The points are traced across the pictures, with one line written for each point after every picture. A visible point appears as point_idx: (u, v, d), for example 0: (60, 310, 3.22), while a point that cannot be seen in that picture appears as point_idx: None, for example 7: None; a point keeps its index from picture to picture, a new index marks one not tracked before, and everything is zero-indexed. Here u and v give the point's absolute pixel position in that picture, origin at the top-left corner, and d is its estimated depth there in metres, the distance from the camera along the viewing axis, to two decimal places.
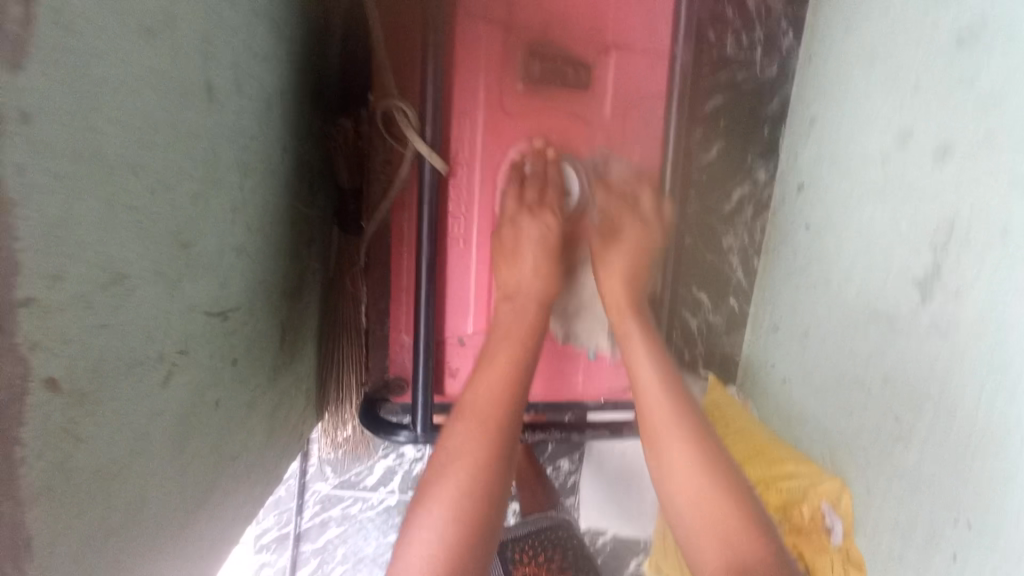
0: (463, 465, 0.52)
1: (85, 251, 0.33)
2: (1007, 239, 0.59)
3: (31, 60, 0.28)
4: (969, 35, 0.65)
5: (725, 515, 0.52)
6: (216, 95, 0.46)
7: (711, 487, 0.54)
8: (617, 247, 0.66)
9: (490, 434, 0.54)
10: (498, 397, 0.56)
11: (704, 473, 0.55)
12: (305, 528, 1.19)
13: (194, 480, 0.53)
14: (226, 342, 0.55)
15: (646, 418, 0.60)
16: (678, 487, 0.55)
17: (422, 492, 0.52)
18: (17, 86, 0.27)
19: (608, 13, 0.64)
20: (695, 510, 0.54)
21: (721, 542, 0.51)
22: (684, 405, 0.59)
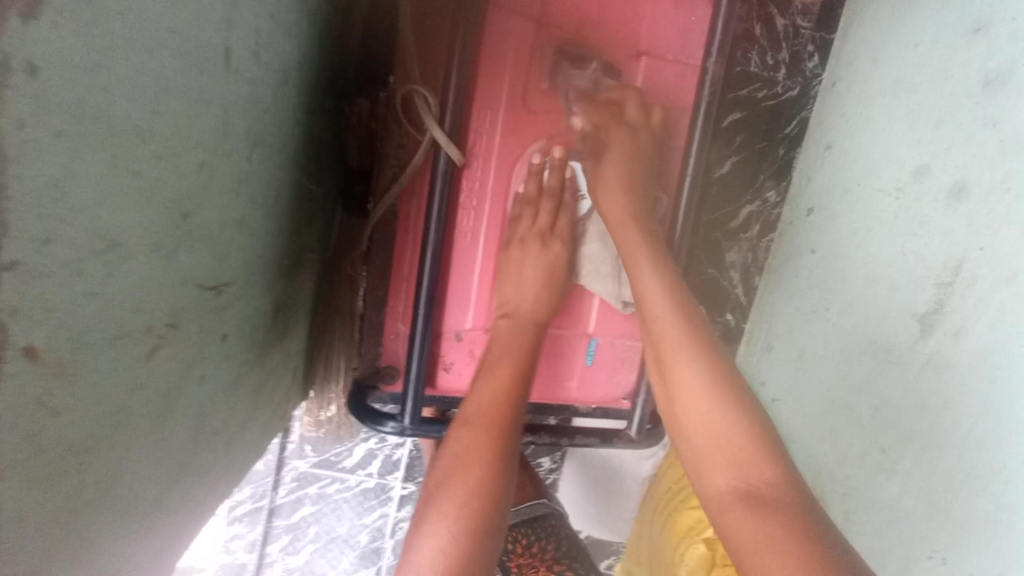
0: (468, 469, 0.54)
1: (79, 217, 0.31)
2: (1014, 285, 0.59)
3: (45, 9, 0.25)
4: (995, 79, 0.64)
5: (739, 444, 0.53)
6: (233, 60, 0.44)
7: (725, 415, 0.55)
8: (610, 157, 0.63)
9: (494, 439, 0.57)
10: (501, 401, 0.59)
11: (716, 401, 0.55)
12: (279, 504, 1.19)
13: (170, 454, 0.52)
14: (217, 316, 0.53)
15: (657, 344, 0.60)
16: (690, 415, 0.56)
17: (431, 497, 0.54)
18: (25, 36, 0.25)
19: (644, 19, 0.62)
20: (709, 437, 0.55)
21: (734, 467, 0.52)
22: (693, 331, 0.59)
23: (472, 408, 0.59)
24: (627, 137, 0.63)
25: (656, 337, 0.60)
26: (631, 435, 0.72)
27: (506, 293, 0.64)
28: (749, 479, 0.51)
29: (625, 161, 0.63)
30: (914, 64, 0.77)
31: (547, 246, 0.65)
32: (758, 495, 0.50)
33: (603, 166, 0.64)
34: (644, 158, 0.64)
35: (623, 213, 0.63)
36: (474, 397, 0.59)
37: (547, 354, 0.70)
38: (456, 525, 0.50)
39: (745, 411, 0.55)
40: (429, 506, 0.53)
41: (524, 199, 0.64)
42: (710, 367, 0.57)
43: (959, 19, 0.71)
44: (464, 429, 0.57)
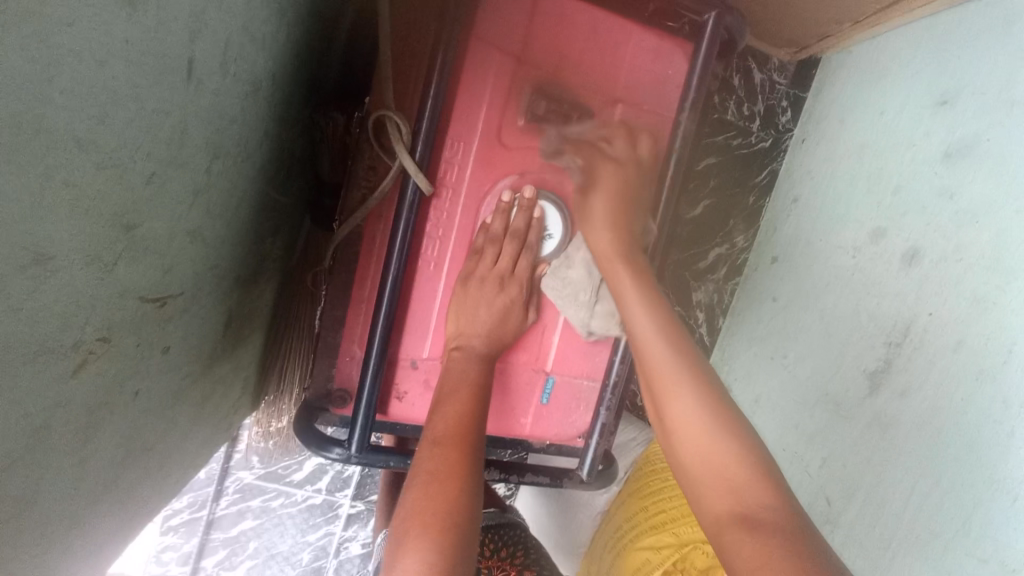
0: (435, 488, 0.52)
1: (5, 230, 0.29)
2: (959, 351, 0.61)
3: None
4: (956, 153, 0.67)
5: (737, 470, 0.50)
6: (195, 71, 0.43)
7: (719, 439, 0.52)
8: (598, 191, 0.63)
9: (460, 459, 0.55)
10: (466, 420, 0.58)
11: (709, 424, 0.53)
12: (218, 517, 1.13)
13: (97, 468, 0.49)
14: (160, 328, 0.51)
15: (648, 372, 0.58)
16: (684, 442, 0.53)
17: (401, 528, 0.50)
18: None
19: (623, 67, 0.64)
20: (705, 463, 0.51)
21: (731, 497, 0.48)
22: (688, 358, 0.57)
23: (438, 430, 0.57)
24: (614, 169, 0.64)
25: (649, 367, 0.58)
26: (582, 476, 0.71)
27: (462, 323, 0.63)
28: (749, 507, 0.47)
29: (614, 195, 0.63)
30: (877, 130, 0.80)
31: (505, 288, 0.63)
32: (760, 525, 0.45)
33: (590, 199, 0.64)
34: (633, 189, 0.64)
35: (611, 243, 0.62)
36: (438, 418, 0.57)
37: (502, 389, 0.69)
38: (434, 551, 0.47)
39: (740, 433, 0.52)
40: (403, 535, 0.49)
41: (489, 235, 0.63)
42: (706, 390, 0.55)
43: (923, 93, 0.74)
44: (430, 450, 0.55)
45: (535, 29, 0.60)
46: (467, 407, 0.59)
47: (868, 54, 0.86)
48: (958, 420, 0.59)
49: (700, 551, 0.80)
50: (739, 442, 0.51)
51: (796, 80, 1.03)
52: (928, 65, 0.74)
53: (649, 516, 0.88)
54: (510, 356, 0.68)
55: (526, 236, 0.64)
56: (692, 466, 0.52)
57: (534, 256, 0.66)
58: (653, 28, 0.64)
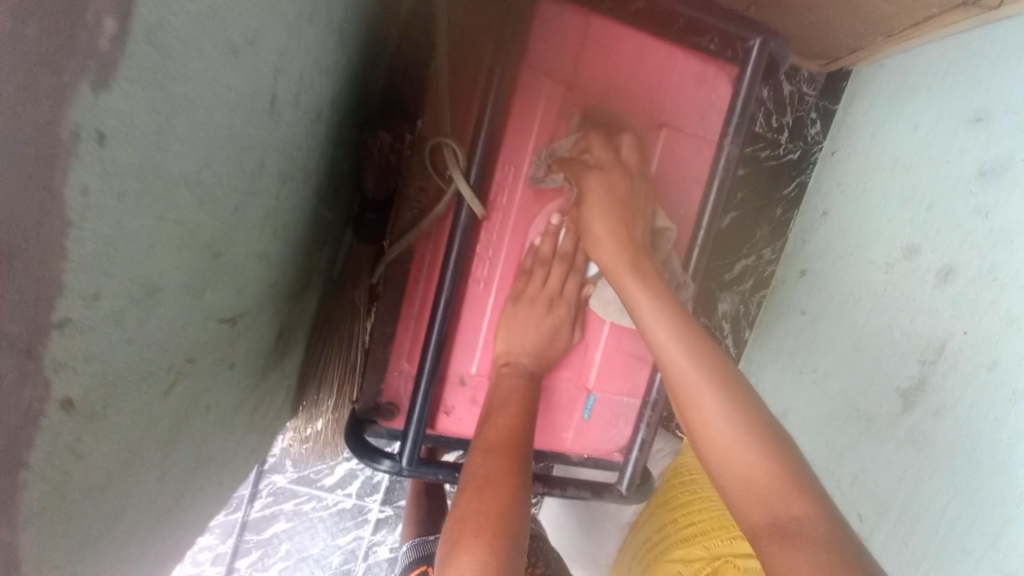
0: (488, 494, 0.54)
1: (128, 269, 0.31)
2: (996, 370, 0.61)
3: (118, 79, 0.24)
4: (991, 171, 0.68)
5: (767, 476, 0.50)
6: (276, 105, 0.45)
7: (747, 444, 0.51)
8: (591, 201, 0.61)
9: (510, 467, 0.57)
10: (516, 432, 0.61)
11: (734, 429, 0.52)
12: (252, 519, 1.16)
13: (171, 479, 0.51)
14: (229, 345, 0.54)
15: (668, 377, 0.57)
16: (710, 448, 0.53)
17: (455, 531, 0.52)
18: (98, 105, 0.24)
19: (669, 93, 0.66)
20: (733, 470, 0.51)
21: (761, 503, 0.49)
22: (705, 358, 0.56)
23: (489, 439, 0.60)
24: (599, 177, 0.62)
25: (668, 370, 0.57)
26: (622, 490, 0.73)
27: (510, 341, 0.66)
28: (780, 513, 0.48)
29: (605, 205, 0.61)
30: (910, 146, 0.81)
31: (553, 308, 0.66)
32: (792, 533, 0.46)
33: (584, 213, 0.62)
34: (623, 193, 0.62)
35: (615, 247, 0.61)
36: (489, 429, 0.61)
37: (545, 404, 0.71)
38: (487, 550, 0.49)
39: (767, 434, 0.52)
40: (456, 537, 0.51)
41: (539, 257, 0.65)
42: (730, 393, 0.54)
43: (958, 110, 0.74)
44: (480, 458, 0.58)
45: (584, 57, 0.62)
46: (518, 419, 0.62)
47: (904, 68, 0.85)
48: (997, 441, 0.59)
49: (729, 565, 0.78)
50: (766, 444, 0.51)
51: (826, 93, 1.03)
52: (960, 85, 0.75)
53: (682, 527, 0.89)
54: (554, 373, 0.70)
55: (573, 259, 0.66)
56: (718, 471, 0.52)
57: (581, 277, 0.68)
58: (697, 54, 0.65)
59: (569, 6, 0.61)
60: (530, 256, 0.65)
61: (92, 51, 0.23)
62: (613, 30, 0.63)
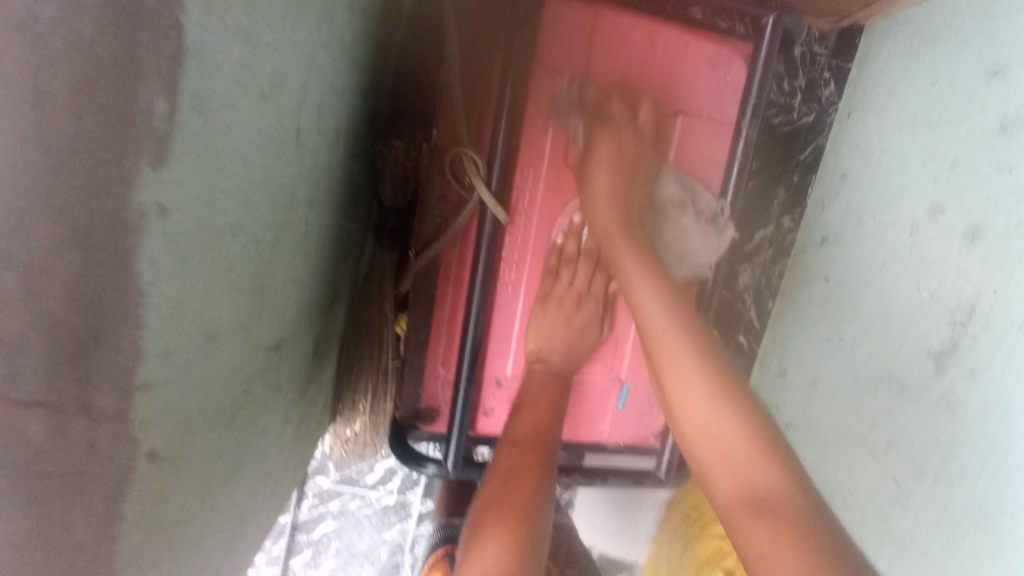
0: (512, 483, 0.58)
1: (191, 323, 0.32)
2: None
3: (174, 156, 0.25)
4: (1013, 123, 0.66)
5: (741, 446, 0.53)
6: (301, 138, 0.45)
7: (723, 418, 0.55)
8: (599, 159, 0.63)
9: (535, 464, 0.60)
10: (543, 429, 0.63)
11: (714, 401, 0.56)
12: (302, 520, 1.18)
13: (236, 502, 0.54)
14: (275, 370, 0.56)
15: (651, 346, 0.60)
16: (691, 418, 0.56)
17: (479, 518, 0.55)
18: (158, 182, 0.25)
19: (681, 79, 0.65)
20: (711, 440, 0.55)
21: (737, 471, 0.52)
22: (689, 332, 0.60)
23: (517, 432, 0.63)
24: (612, 134, 0.64)
25: (652, 341, 0.60)
26: (661, 475, 0.75)
27: (540, 339, 0.68)
28: (752, 482, 0.51)
29: (610, 165, 0.63)
30: (931, 103, 0.78)
31: (582, 305, 0.70)
32: (764, 503, 0.49)
33: (589, 174, 0.63)
34: (630, 157, 0.64)
35: (613, 215, 0.63)
36: (517, 423, 0.63)
37: (580, 398, 0.72)
38: (511, 534, 0.52)
39: (742, 408, 0.56)
40: (481, 523, 0.54)
41: (565, 259, 0.69)
42: (709, 366, 0.58)
43: (976, 61, 0.72)
44: (507, 452, 0.61)
45: (595, 53, 0.62)
46: (547, 414, 0.64)
47: (922, 20, 0.82)
48: None
49: None
50: (743, 416, 0.55)
51: (838, 51, 0.97)
52: (976, 36, 0.72)
53: None
54: (586, 367, 0.71)
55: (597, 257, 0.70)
56: (697, 441, 0.56)
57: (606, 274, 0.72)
58: (710, 37, 0.64)
59: (576, 1, 0.60)
60: (554, 257, 0.68)
61: (149, 133, 0.24)
62: (622, 22, 0.62)
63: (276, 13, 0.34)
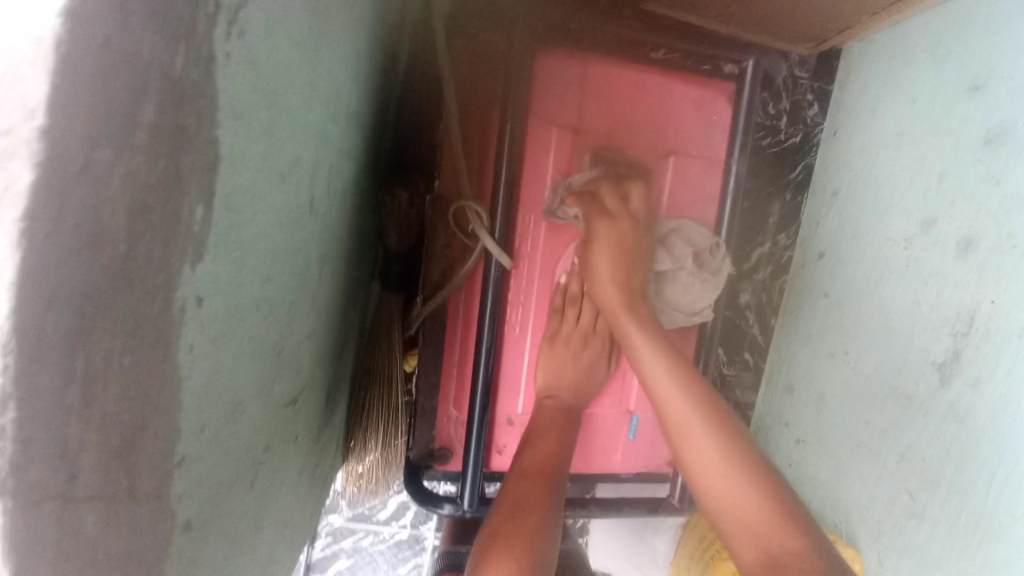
0: (520, 511, 0.58)
1: (221, 395, 0.34)
2: None
3: (208, 251, 0.28)
4: (995, 137, 0.69)
5: (754, 506, 0.55)
6: (314, 204, 0.48)
7: (736, 480, 0.57)
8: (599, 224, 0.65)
9: (546, 495, 0.61)
10: (553, 462, 0.64)
11: (729, 470, 0.57)
12: (315, 560, 1.17)
13: (259, 555, 0.55)
14: (292, 422, 0.57)
15: (664, 414, 0.62)
16: (704, 481, 0.58)
17: (487, 543, 0.55)
18: (196, 276, 0.27)
19: (672, 122, 0.68)
20: (724, 501, 0.56)
21: (750, 532, 0.54)
22: (697, 397, 0.62)
23: (526, 465, 0.63)
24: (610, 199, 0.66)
25: (663, 411, 0.62)
26: (675, 502, 0.75)
27: (549, 377, 0.69)
28: (768, 543, 0.52)
29: (613, 230, 0.66)
30: (914, 120, 0.81)
31: (589, 342, 0.71)
32: (780, 562, 0.50)
33: (591, 248, 0.66)
34: (630, 230, 0.67)
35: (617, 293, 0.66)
36: (527, 456, 0.64)
37: (591, 430, 0.73)
38: (517, 564, 0.52)
39: (752, 470, 0.57)
40: (489, 549, 0.54)
41: (570, 299, 0.71)
42: (718, 430, 0.60)
43: (954, 78, 0.76)
44: (518, 482, 0.61)
45: (587, 101, 0.65)
46: (555, 450, 0.65)
47: (896, 41, 0.86)
48: None
49: None
50: (753, 476, 0.57)
51: (819, 74, 1.01)
52: (954, 54, 0.76)
53: None
54: (596, 399, 0.73)
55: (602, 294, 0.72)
56: (713, 503, 0.57)
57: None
58: (695, 80, 0.68)
59: (567, 57, 0.64)
60: (559, 297, 0.70)
61: (189, 236, 0.26)
62: (611, 72, 0.65)
63: (293, 102, 0.37)
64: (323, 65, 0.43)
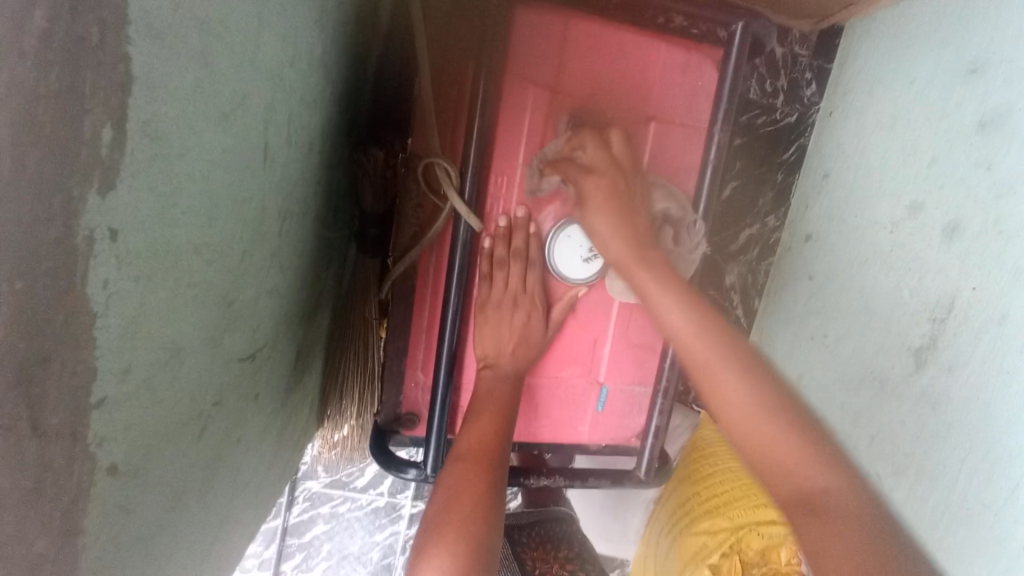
0: (458, 498, 0.57)
1: (151, 339, 0.33)
2: (1004, 325, 0.61)
3: (123, 178, 0.26)
4: (992, 119, 0.65)
5: (795, 448, 0.56)
6: (270, 152, 0.46)
7: (775, 425, 0.57)
8: (594, 193, 0.63)
9: (483, 474, 0.60)
10: (491, 438, 0.62)
11: (763, 413, 0.58)
12: (293, 524, 1.17)
13: (212, 510, 0.54)
14: (251, 379, 0.56)
15: (693, 367, 0.61)
16: (742, 428, 0.58)
17: (427, 535, 0.55)
18: (109, 206, 0.25)
19: (654, 85, 0.66)
20: (761, 447, 0.57)
21: (786, 473, 0.55)
22: (724, 343, 0.61)
23: (462, 447, 0.62)
24: (605, 166, 0.64)
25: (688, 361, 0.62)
26: (640, 476, 0.76)
27: (486, 346, 0.68)
28: (802, 486, 0.54)
29: (607, 192, 0.64)
30: (909, 99, 0.78)
31: (520, 307, 0.67)
32: (816, 506, 0.52)
33: (588, 210, 0.64)
34: (625, 188, 0.64)
35: (626, 250, 0.63)
36: (465, 437, 0.62)
37: (559, 401, 0.73)
38: (453, 555, 0.52)
39: (784, 415, 0.57)
40: (426, 542, 0.54)
41: (498, 263, 0.66)
42: (748, 376, 0.60)
43: (955, 56, 0.71)
44: (452, 466, 0.60)
45: (566, 60, 0.63)
46: (507, 415, 0.65)
47: (898, 20, 0.82)
48: (1008, 394, 0.60)
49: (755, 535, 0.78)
50: (787, 422, 0.57)
51: (820, 52, 0.96)
52: (957, 29, 0.72)
53: (704, 500, 0.88)
54: (564, 369, 0.72)
55: (528, 254, 0.66)
56: (750, 450, 0.57)
57: (544, 271, 0.68)
58: (682, 43, 0.66)
59: (546, 11, 0.61)
60: (485, 262, 0.67)
61: (96, 161, 0.24)
62: (593, 30, 0.63)
63: (232, 35, 0.34)
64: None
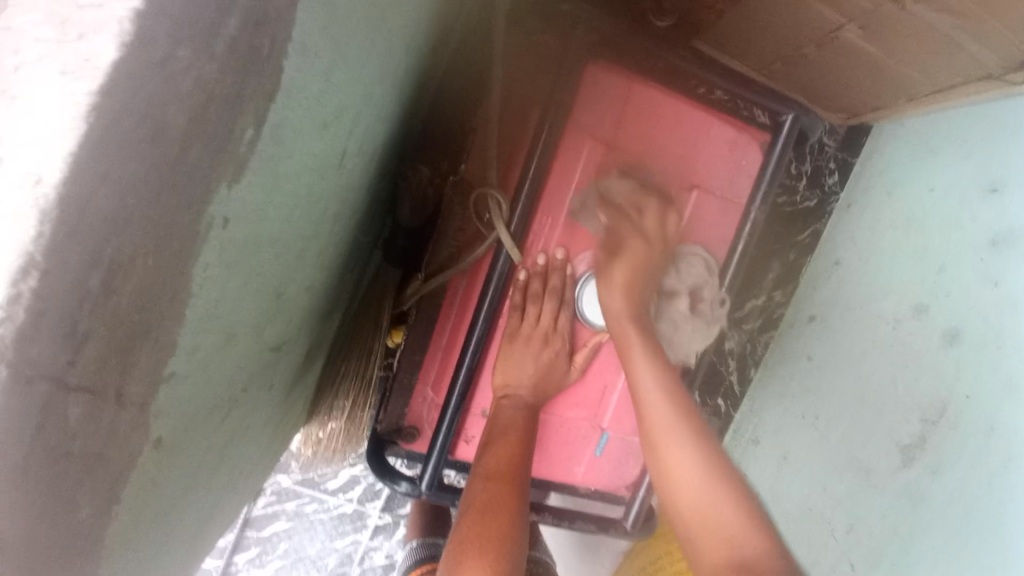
0: (490, 518, 0.59)
1: (220, 323, 0.34)
2: (992, 437, 0.63)
3: (244, 176, 0.27)
4: (1002, 240, 0.69)
5: (736, 524, 0.62)
6: (345, 157, 0.48)
7: (713, 492, 0.64)
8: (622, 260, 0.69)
9: (511, 495, 0.61)
10: (516, 461, 0.63)
11: (705, 480, 0.65)
12: (255, 516, 1.14)
13: (209, 494, 0.54)
14: (271, 369, 0.57)
15: (650, 430, 0.68)
16: (684, 495, 0.65)
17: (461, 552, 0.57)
18: (227, 198, 0.27)
19: (700, 155, 0.69)
20: (704, 518, 0.63)
21: (713, 533, 0.62)
22: (684, 416, 0.68)
23: (490, 467, 0.63)
24: (637, 239, 0.69)
25: (648, 423, 0.68)
26: (626, 526, 0.77)
27: (507, 375, 0.69)
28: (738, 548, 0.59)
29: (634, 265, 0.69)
30: (925, 206, 0.82)
31: (549, 343, 0.70)
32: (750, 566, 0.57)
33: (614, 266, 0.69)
34: (653, 262, 0.70)
35: (625, 309, 0.68)
36: (490, 457, 0.63)
37: (561, 440, 0.74)
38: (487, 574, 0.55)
39: (722, 484, 0.65)
40: (457, 558, 0.57)
41: (532, 299, 0.69)
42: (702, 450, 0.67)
43: (975, 177, 0.75)
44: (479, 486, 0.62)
45: (626, 119, 0.66)
46: (518, 448, 0.64)
47: (923, 126, 0.86)
48: (1001, 501, 0.60)
49: None
50: (726, 491, 0.64)
51: (846, 145, 1.01)
52: (977, 151, 0.76)
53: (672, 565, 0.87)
54: (570, 410, 0.73)
55: (563, 294, 0.69)
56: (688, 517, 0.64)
57: (573, 310, 0.72)
58: (731, 122, 0.69)
59: (616, 72, 0.65)
60: (518, 294, 0.68)
61: (233, 156, 0.26)
62: (654, 96, 0.66)
63: (350, 52, 0.37)
64: (385, 25, 0.43)
